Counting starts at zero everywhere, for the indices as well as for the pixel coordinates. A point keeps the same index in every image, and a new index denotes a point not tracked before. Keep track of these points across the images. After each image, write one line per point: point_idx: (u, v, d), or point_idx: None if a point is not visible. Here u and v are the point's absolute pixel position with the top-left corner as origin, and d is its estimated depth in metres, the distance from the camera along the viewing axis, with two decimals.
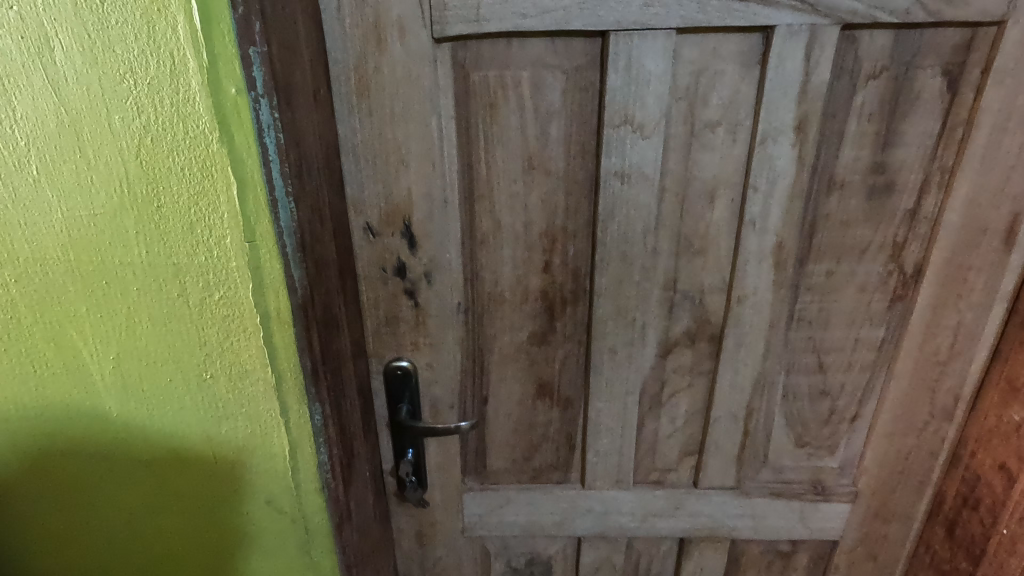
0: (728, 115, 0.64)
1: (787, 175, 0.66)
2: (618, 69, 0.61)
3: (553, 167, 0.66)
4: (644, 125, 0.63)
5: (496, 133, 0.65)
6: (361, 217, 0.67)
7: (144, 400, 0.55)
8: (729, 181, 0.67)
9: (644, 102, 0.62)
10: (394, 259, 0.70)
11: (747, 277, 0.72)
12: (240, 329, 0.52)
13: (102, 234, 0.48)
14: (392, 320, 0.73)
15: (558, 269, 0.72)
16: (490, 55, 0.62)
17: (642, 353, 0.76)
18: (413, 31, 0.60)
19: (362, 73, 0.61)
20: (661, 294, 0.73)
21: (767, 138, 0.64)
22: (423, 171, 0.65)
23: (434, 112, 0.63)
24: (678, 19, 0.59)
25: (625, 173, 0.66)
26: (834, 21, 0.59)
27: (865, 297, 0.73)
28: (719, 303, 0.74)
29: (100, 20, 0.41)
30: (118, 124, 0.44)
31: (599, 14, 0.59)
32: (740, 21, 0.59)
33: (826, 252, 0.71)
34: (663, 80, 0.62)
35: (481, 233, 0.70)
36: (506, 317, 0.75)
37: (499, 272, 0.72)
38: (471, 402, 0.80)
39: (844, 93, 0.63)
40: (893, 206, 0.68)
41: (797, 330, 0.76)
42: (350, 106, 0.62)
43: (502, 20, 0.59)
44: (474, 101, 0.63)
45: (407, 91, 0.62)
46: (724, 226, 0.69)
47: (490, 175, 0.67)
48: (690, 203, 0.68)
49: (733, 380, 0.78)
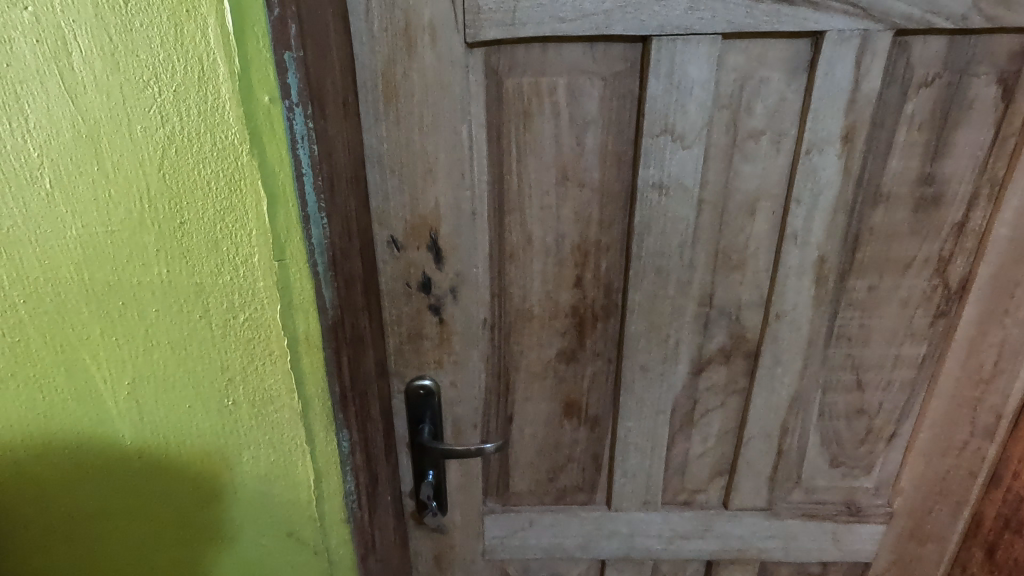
0: (773, 124, 0.61)
1: (832, 186, 0.63)
2: (659, 76, 0.58)
3: (587, 178, 0.63)
4: (684, 134, 0.60)
5: (530, 142, 0.62)
6: (386, 230, 0.64)
7: (160, 428, 0.51)
8: (771, 193, 0.64)
9: (686, 110, 0.59)
10: (419, 274, 0.66)
11: (787, 292, 0.69)
12: (266, 352, 0.48)
13: (119, 252, 0.44)
14: (415, 337, 0.70)
15: (590, 284, 0.69)
16: (524, 61, 0.59)
17: (674, 371, 0.73)
18: (446, 35, 0.57)
19: (390, 79, 0.58)
20: (696, 310, 0.70)
21: (813, 148, 0.61)
22: (452, 182, 0.62)
23: (465, 120, 0.60)
24: (725, 24, 0.56)
25: (663, 185, 0.63)
26: (887, 26, 0.56)
27: (907, 313, 0.71)
28: (756, 319, 0.71)
29: (123, 22, 0.38)
30: (140, 134, 0.41)
31: (642, 18, 0.56)
32: (789, 27, 0.56)
33: (868, 267, 0.68)
34: (706, 88, 0.59)
35: (510, 247, 0.67)
36: (533, 334, 0.72)
37: (528, 287, 0.69)
38: (495, 421, 0.77)
39: (894, 102, 0.60)
40: (940, 219, 0.65)
41: (836, 347, 0.73)
42: (377, 114, 0.59)
43: (540, 24, 0.56)
44: (506, 109, 0.60)
45: (436, 98, 0.59)
46: (764, 239, 0.67)
47: (522, 186, 0.64)
48: (730, 216, 0.65)
49: (769, 398, 0.75)
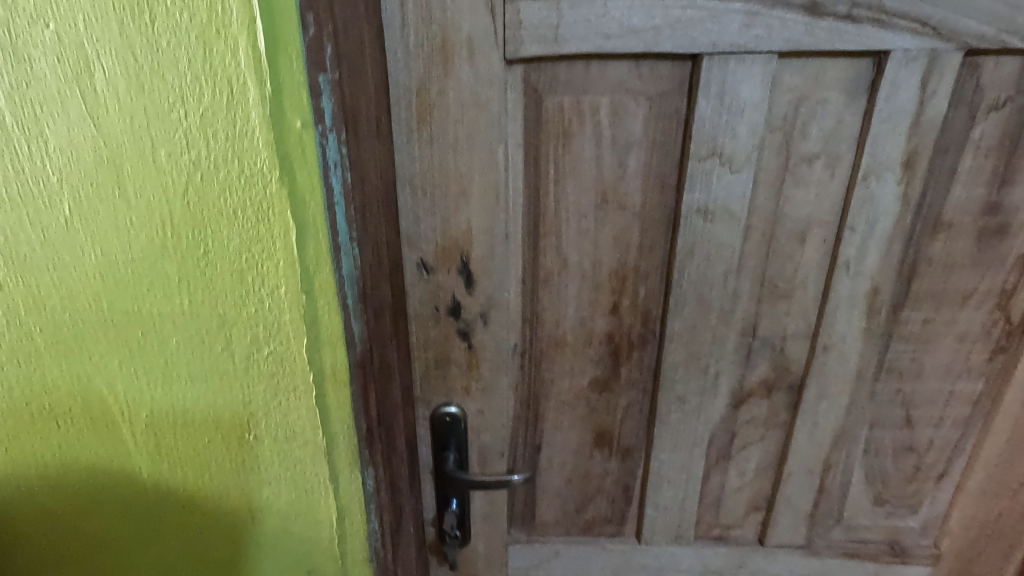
0: (828, 148, 0.57)
1: (889, 215, 0.59)
2: (709, 96, 0.55)
3: (628, 202, 0.60)
4: (733, 158, 0.57)
5: (569, 164, 0.59)
6: (415, 253, 0.61)
7: (178, 461, 0.49)
8: (823, 220, 0.60)
9: (736, 132, 0.56)
10: (448, 298, 0.64)
11: (836, 324, 0.65)
12: (290, 387, 0.46)
13: (140, 280, 0.42)
14: (442, 362, 0.67)
15: (627, 311, 0.66)
16: (566, 79, 0.56)
17: (713, 403, 0.70)
18: (484, 51, 0.54)
19: (424, 97, 0.55)
20: (738, 340, 0.66)
21: (871, 174, 0.57)
22: (486, 204, 0.59)
23: (502, 140, 0.57)
24: (782, 42, 0.53)
25: (709, 210, 0.59)
26: (957, 46, 0.52)
27: (964, 347, 0.66)
28: (801, 351, 0.67)
29: (149, 41, 0.35)
30: (164, 158, 0.38)
31: (693, 36, 0.53)
32: (851, 46, 0.53)
33: (924, 299, 0.64)
34: (758, 109, 0.55)
35: (544, 271, 0.64)
36: (565, 361, 0.68)
37: (562, 313, 0.66)
38: (522, 450, 0.74)
39: (960, 126, 0.56)
40: (1004, 251, 0.61)
41: (885, 381, 0.69)
42: (409, 133, 0.56)
43: (584, 40, 0.53)
44: (545, 129, 0.57)
45: (473, 117, 0.56)
46: (814, 269, 0.63)
47: (558, 209, 0.61)
48: (778, 243, 0.62)
49: (812, 433, 0.71)
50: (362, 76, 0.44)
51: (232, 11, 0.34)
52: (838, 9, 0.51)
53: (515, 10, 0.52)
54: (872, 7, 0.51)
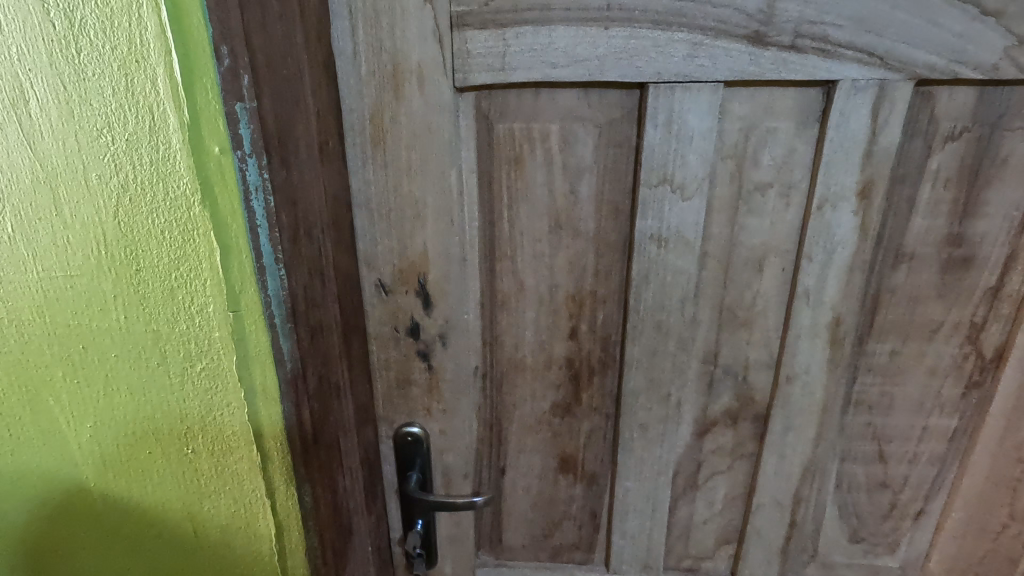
0: (781, 177, 0.57)
1: (847, 244, 0.58)
2: (657, 124, 0.55)
3: (582, 228, 0.60)
4: (684, 185, 0.57)
5: (522, 190, 0.59)
6: (374, 273, 0.63)
7: (123, 473, 0.50)
8: (780, 248, 0.60)
9: (686, 160, 0.56)
10: (408, 319, 0.65)
11: (799, 355, 0.64)
12: (224, 402, 0.47)
13: (79, 296, 0.44)
14: (404, 382, 0.68)
15: (586, 336, 0.65)
16: (516, 106, 0.57)
17: (677, 431, 0.69)
18: (434, 79, 0.55)
19: (377, 122, 0.56)
20: (699, 368, 0.66)
21: (826, 204, 0.57)
22: (441, 227, 0.60)
23: (454, 165, 0.58)
24: (727, 71, 0.53)
25: (662, 237, 0.59)
26: (906, 76, 0.52)
27: (936, 382, 0.64)
28: (765, 381, 0.66)
29: (77, 71, 0.37)
30: (96, 181, 0.40)
31: (638, 65, 0.53)
32: (797, 75, 0.52)
33: (890, 331, 0.62)
34: (708, 137, 0.55)
35: (502, 295, 0.64)
36: (527, 385, 0.68)
37: (521, 337, 0.66)
38: (487, 473, 0.74)
39: (916, 156, 0.55)
40: (970, 283, 0.60)
41: (854, 414, 0.67)
42: (364, 157, 0.58)
43: (531, 69, 0.54)
44: (497, 154, 0.58)
45: (425, 142, 0.57)
46: (773, 298, 0.62)
47: (513, 233, 0.61)
48: (735, 271, 0.61)
49: (779, 465, 0.70)
50: (294, 104, 0.45)
51: (149, 44, 0.36)
52: (782, 39, 0.51)
53: (462, 40, 0.53)
54: (816, 37, 0.51)
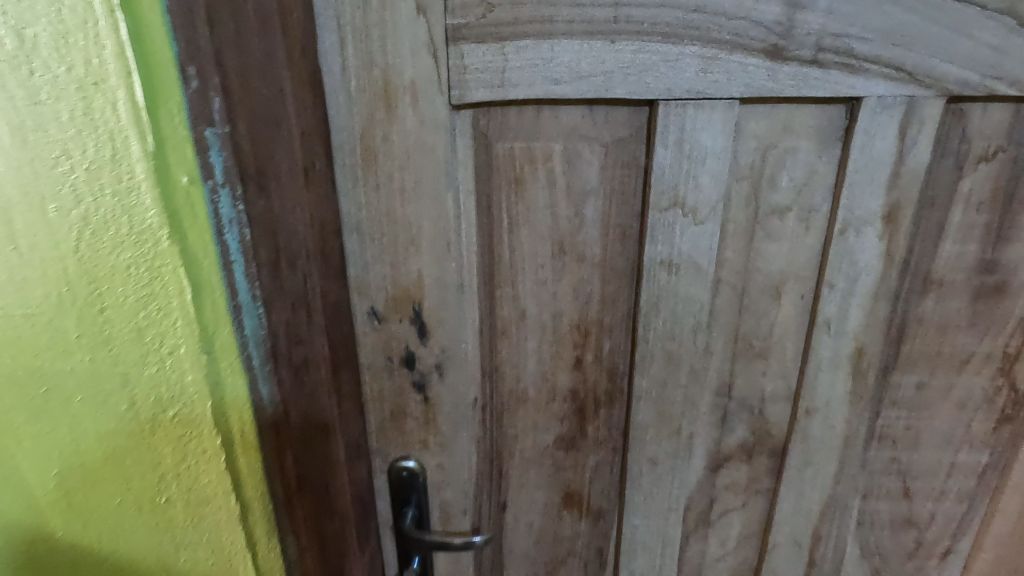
0: (801, 200, 0.53)
1: (872, 271, 0.54)
2: (667, 144, 0.51)
3: (587, 253, 0.57)
4: (697, 209, 0.53)
5: (523, 213, 0.56)
6: (366, 301, 0.59)
7: (90, 531, 0.45)
8: (799, 275, 0.56)
9: (698, 182, 0.52)
10: (402, 349, 0.61)
11: (819, 387, 0.60)
12: (198, 452, 0.42)
13: (33, 340, 0.39)
14: (399, 415, 0.64)
15: (591, 366, 0.62)
16: (516, 124, 0.53)
17: (688, 465, 0.65)
18: (428, 96, 0.51)
19: (368, 142, 0.53)
20: (712, 400, 0.62)
21: (848, 228, 0.53)
22: (437, 252, 0.57)
23: (451, 187, 0.54)
24: (742, 88, 0.49)
25: (673, 263, 0.56)
26: (937, 92, 0.48)
27: (965, 416, 0.60)
28: (782, 414, 0.62)
29: (29, 93, 0.33)
30: (53, 213, 0.36)
31: (647, 81, 0.49)
32: (818, 92, 0.49)
33: (917, 362, 0.58)
34: (722, 158, 0.52)
35: (502, 323, 0.60)
36: (529, 418, 0.64)
37: (522, 367, 0.62)
38: (487, 508, 0.69)
39: (947, 177, 0.51)
40: (1004, 312, 0.56)
41: (878, 450, 0.63)
42: (354, 179, 0.54)
43: (532, 86, 0.50)
44: (497, 176, 0.55)
45: (420, 163, 0.54)
46: (792, 327, 0.58)
47: (514, 258, 0.57)
48: (751, 299, 0.57)
49: (797, 502, 0.66)
50: (273, 126, 0.42)
51: (109, 64, 0.32)
52: (802, 53, 0.47)
53: (458, 54, 0.50)
54: (839, 50, 0.47)
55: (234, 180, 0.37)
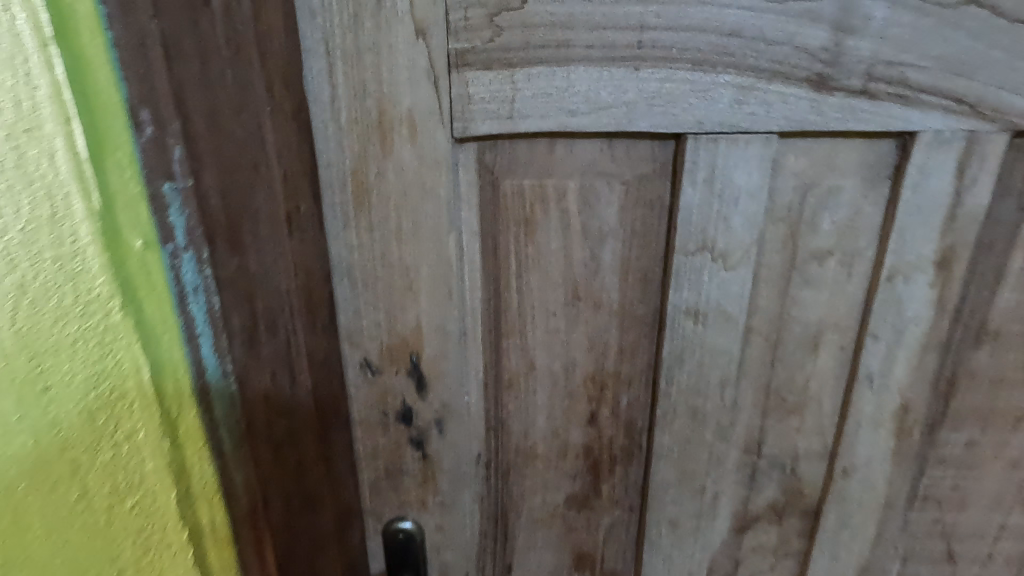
0: (844, 243, 0.47)
1: (921, 321, 0.49)
2: (696, 182, 0.46)
3: (604, 299, 0.51)
4: (728, 254, 0.48)
5: (533, 257, 0.50)
6: (358, 351, 0.53)
7: None
8: (839, 324, 0.50)
9: (730, 224, 0.47)
10: (398, 403, 0.55)
11: (858, 445, 0.54)
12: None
13: None
14: (394, 473, 0.58)
15: (607, 421, 0.56)
16: (526, 159, 0.47)
17: (712, 527, 0.59)
18: (428, 129, 0.46)
19: (360, 179, 0.47)
20: (739, 457, 0.56)
21: (897, 275, 0.47)
22: (437, 299, 0.51)
23: (454, 228, 0.49)
24: (781, 121, 0.44)
25: (700, 311, 0.50)
26: (1002, 127, 0.43)
27: (1018, 476, 0.55)
28: (817, 473, 0.56)
29: None
30: None
31: (674, 113, 0.44)
32: (868, 125, 0.43)
33: (967, 419, 0.53)
34: (756, 198, 0.46)
35: (509, 375, 0.55)
36: (538, 476, 0.59)
37: (531, 422, 0.56)
38: (491, 570, 0.63)
39: (1008, 220, 0.46)
40: None
41: (921, 511, 0.57)
42: (345, 219, 0.48)
43: (544, 117, 0.45)
44: (504, 215, 0.49)
45: (418, 202, 0.48)
46: (829, 381, 0.53)
47: (522, 306, 0.52)
48: (785, 350, 0.52)
49: (831, 566, 0.60)
50: (251, 171, 0.36)
51: (44, 107, 0.25)
52: (851, 82, 0.42)
53: (462, 82, 0.44)
54: (892, 80, 0.42)
55: (200, 244, 0.31)
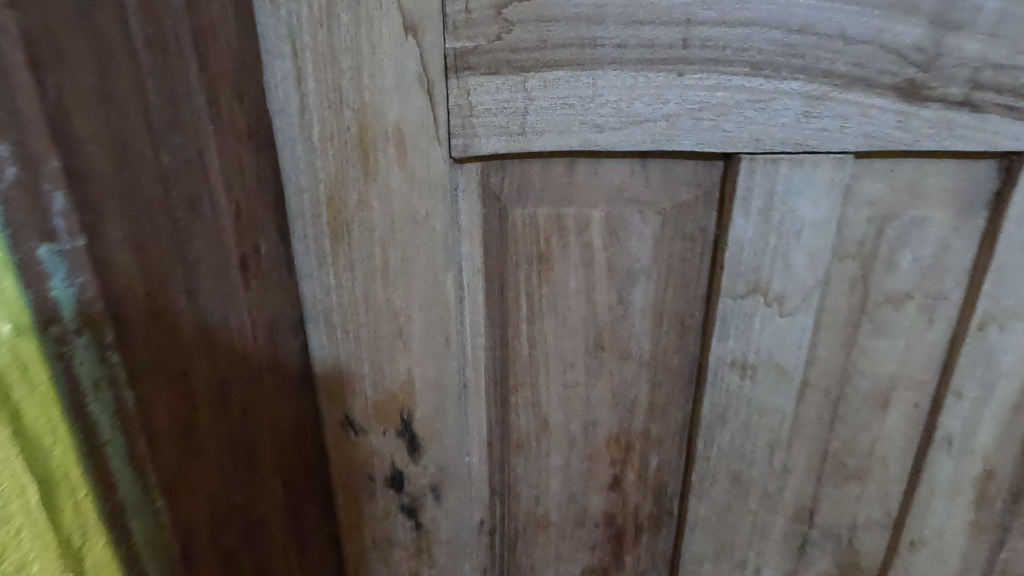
0: (926, 285, 0.39)
1: (1016, 377, 0.41)
2: (750, 213, 0.37)
3: (633, 349, 0.43)
4: (785, 297, 0.39)
5: (548, 300, 0.42)
6: (339, 407, 0.44)
7: None
8: (914, 379, 0.42)
9: (790, 263, 0.38)
10: (387, 466, 0.46)
11: (929, 516, 0.46)
12: None
13: None
14: (383, 543, 0.48)
15: (633, 486, 0.48)
16: (541, 183, 0.39)
17: None
18: (420, 147, 0.37)
19: (337, 208, 0.38)
20: (787, 528, 0.47)
21: (990, 323, 0.39)
22: (433, 348, 0.42)
23: (452, 266, 0.40)
24: (860, 138, 0.35)
25: (749, 364, 0.42)
26: None
27: None
28: (878, 546, 0.48)
29: None
30: None
31: (726, 128, 0.35)
32: (968, 145, 0.35)
33: None
34: (823, 232, 0.38)
35: (517, 434, 0.46)
36: (550, 546, 0.50)
37: (543, 487, 0.48)
38: None
39: None
40: None
41: None
42: (319, 257, 0.40)
43: (564, 134, 0.36)
44: (513, 250, 0.41)
45: (408, 236, 0.39)
46: (898, 443, 0.44)
47: (535, 356, 0.43)
48: (848, 408, 0.43)
49: None
50: (177, 211, 0.27)
51: None
52: (950, 91, 0.34)
53: (463, 90, 0.36)
54: (1002, 88, 0.34)
55: (98, 320, 0.22)
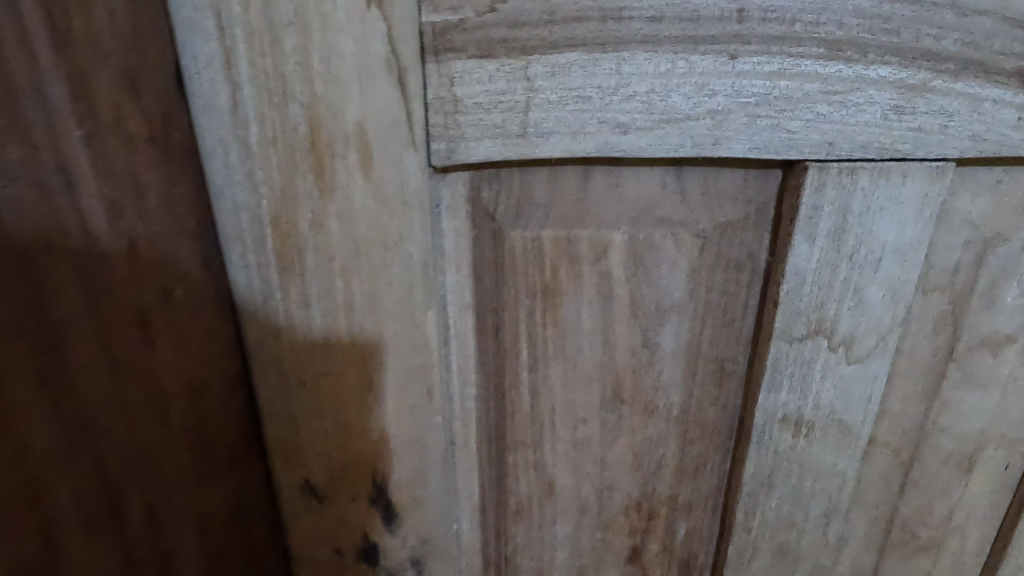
0: None
1: None
2: (816, 238, 0.29)
3: (660, 401, 0.34)
4: (854, 342, 0.31)
5: (555, 343, 0.33)
6: (296, 471, 0.34)
7: None
8: (1007, 438, 0.34)
9: (864, 299, 0.30)
10: (357, 537, 0.36)
11: None
12: None
13: None
14: None
15: (655, 558, 0.39)
16: (546, 198, 0.31)
17: None
18: (390, 153, 0.28)
19: (282, 230, 0.29)
20: None
21: None
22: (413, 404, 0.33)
23: (434, 303, 0.31)
24: (965, 140, 0.27)
25: (804, 423, 0.33)
26: None
27: None
28: None
29: None
30: None
31: (792, 128, 0.27)
32: None
33: None
34: (908, 262, 0.29)
35: (515, 501, 0.38)
36: None
37: (547, 560, 0.40)
38: None
39: None
40: None
41: None
42: (263, 288, 0.30)
43: (579, 136, 0.28)
44: (511, 283, 0.32)
45: (374, 266, 0.30)
46: (982, 511, 0.36)
47: (539, 410, 0.35)
48: (923, 472, 0.35)
49: None
50: None
51: None
52: None
53: (448, 78, 0.27)
54: None
55: None
